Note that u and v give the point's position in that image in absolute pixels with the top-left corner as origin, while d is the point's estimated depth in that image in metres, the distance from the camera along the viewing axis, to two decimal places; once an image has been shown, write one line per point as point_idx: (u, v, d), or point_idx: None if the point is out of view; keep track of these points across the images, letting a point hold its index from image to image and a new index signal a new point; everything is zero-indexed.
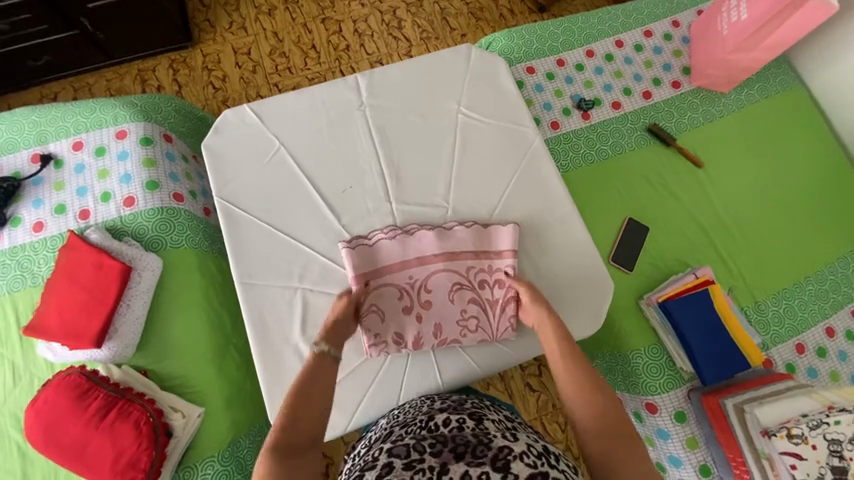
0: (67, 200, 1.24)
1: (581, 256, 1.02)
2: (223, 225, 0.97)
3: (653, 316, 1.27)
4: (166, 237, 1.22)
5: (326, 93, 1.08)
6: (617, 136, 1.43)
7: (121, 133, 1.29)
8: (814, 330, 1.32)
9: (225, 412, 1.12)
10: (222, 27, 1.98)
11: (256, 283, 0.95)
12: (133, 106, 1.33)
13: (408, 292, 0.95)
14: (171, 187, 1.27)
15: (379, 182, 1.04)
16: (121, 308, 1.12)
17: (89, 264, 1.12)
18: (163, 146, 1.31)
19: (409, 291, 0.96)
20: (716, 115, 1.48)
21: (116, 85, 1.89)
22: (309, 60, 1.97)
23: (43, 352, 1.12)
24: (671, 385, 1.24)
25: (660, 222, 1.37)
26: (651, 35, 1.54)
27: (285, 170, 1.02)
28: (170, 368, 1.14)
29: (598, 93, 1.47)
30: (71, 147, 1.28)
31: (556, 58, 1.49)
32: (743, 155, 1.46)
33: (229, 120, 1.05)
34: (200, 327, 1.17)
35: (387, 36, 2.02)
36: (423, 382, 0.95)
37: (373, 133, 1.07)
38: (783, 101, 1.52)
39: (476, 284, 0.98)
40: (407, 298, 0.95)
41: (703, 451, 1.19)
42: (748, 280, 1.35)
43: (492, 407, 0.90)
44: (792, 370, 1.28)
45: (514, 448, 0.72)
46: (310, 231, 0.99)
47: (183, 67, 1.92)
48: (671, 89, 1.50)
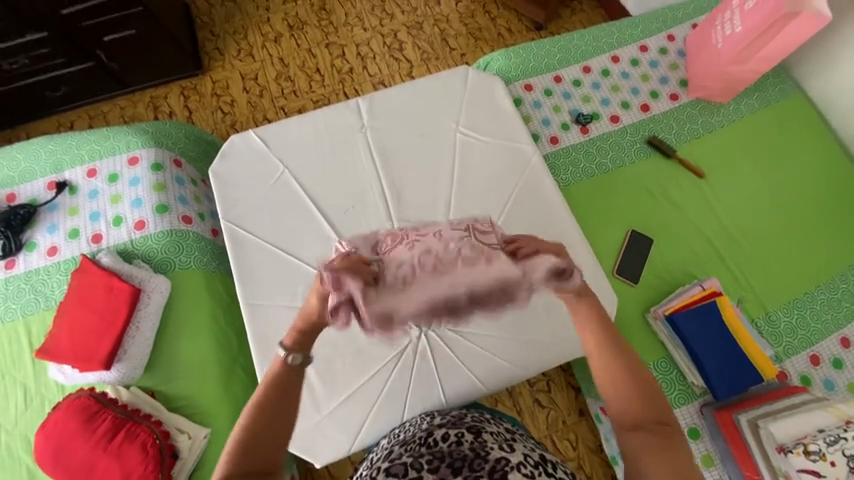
0: (80, 225, 1.28)
1: (583, 271, 1.03)
2: (229, 247, 1.00)
3: (661, 329, 1.25)
4: (175, 258, 1.25)
5: (328, 117, 1.12)
6: (617, 149, 1.45)
7: (133, 159, 1.34)
8: (828, 340, 1.29)
9: (231, 433, 1.12)
10: (230, 54, 2.06)
11: (262, 303, 0.97)
12: (144, 133, 1.39)
13: None
14: (180, 209, 1.31)
15: (380, 201, 1.06)
16: (131, 330, 1.15)
17: (100, 287, 1.15)
18: (173, 171, 1.35)
19: None
20: (716, 126, 1.49)
21: (129, 112, 1.97)
22: (314, 84, 2.03)
23: (54, 375, 1.14)
24: (682, 400, 1.21)
25: (664, 234, 1.37)
26: (647, 49, 1.57)
27: (289, 192, 1.05)
28: (177, 389, 1.14)
29: (596, 108, 1.49)
30: (85, 174, 1.33)
31: (553, 75, 1.52)
32: (745, 164, 1.45)
33: (236, 145, 1.09)
34: (208, 347, 1.18)
35: (389, 58, 2.09)
36: (427, 401, 0.95)
37: (374, 154, 1.09)
38: (783, 110, 1.52)
39: None
40: None
41: (719, 469, 1.15)
42: (757, 290, 1.33)
43: (492, 420, 0.89)
44: (807, 383, 1.24)
45: (511, 459, 0.71)
46: (314, 250, 1.01)
47: (193, 93, 2.00)
48: (669, 101, 1.51)
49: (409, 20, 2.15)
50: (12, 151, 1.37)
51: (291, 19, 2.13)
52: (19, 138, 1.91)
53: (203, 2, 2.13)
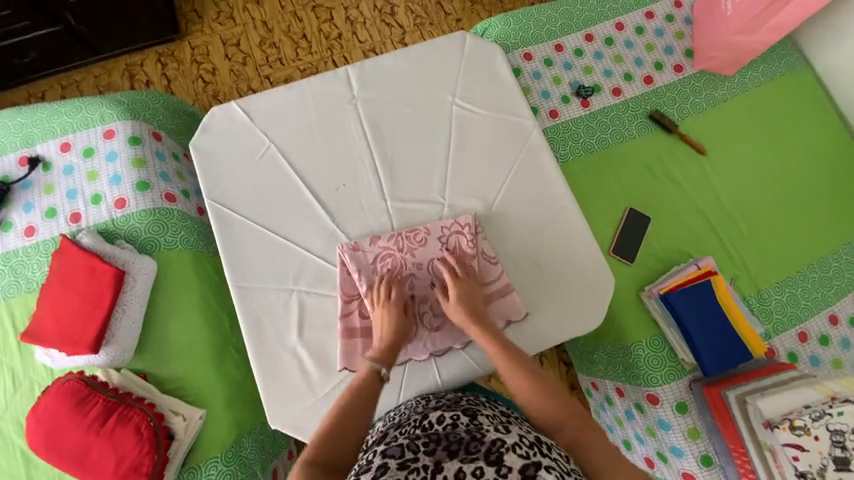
0: (57, 204, 1.22)
1: (581, 251, 1.00)
2: (215, 227, 0.95)
3: (655, 308, 1.26)
4: (159, 238, 1.20)
5: (316, 88, 1.05)
6: (618, 124, 1.40)
7: (109, 133, 1.26)
8: (817, 318, 1.31)
9: (227, 413, 1.12)
10: (210, 18, 1.92)
11: (251, 285, 0.93)
12: (119, 105, 1.30)
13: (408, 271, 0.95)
14: (163, 186, 1.24)
15: (373, 179, 1.01)
16: (117, 313, 1.11)
17: (82, 269, 1.11)
18: (152, 145, 1.28)
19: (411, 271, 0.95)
20: (720, 99, 1.44)
21: (105, 81, 1.85)
22: (301, 51, 1.91)
23: (41, 358, 1.11)
24: (672, 376, 1.24)
25: (662, 212, 1.35)
26: (653, 16, 1.48)
27: (276, 168, 1.00)
28: (169, 371, 1.13)
29: (598, 79, 1.42)
30: (58, 148, 1.25)
31: (554, 43, 1.44)
32: (747, 140, 1.42)
33: (216, 118, 1.02)
34: (199, 328, 1.16)
35: (380, 23, 1.96)
36: (422, 383, 0.94)
37: (366, 129, 1.03)
38: (789, 83, 1.47)
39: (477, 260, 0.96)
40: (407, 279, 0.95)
41: (704, 442, 1.20)
42: (751, 269, 1.33)
43: (488, 403, 0.89)
44: (794, 359, 1.27)
45: (506, 440, 0.71)
46: (304, 231, 0.97)
47: (172, 61, 1.87)
48: (673, 73, 1.45)
49: None
50: None
51: None
52: None
53: None
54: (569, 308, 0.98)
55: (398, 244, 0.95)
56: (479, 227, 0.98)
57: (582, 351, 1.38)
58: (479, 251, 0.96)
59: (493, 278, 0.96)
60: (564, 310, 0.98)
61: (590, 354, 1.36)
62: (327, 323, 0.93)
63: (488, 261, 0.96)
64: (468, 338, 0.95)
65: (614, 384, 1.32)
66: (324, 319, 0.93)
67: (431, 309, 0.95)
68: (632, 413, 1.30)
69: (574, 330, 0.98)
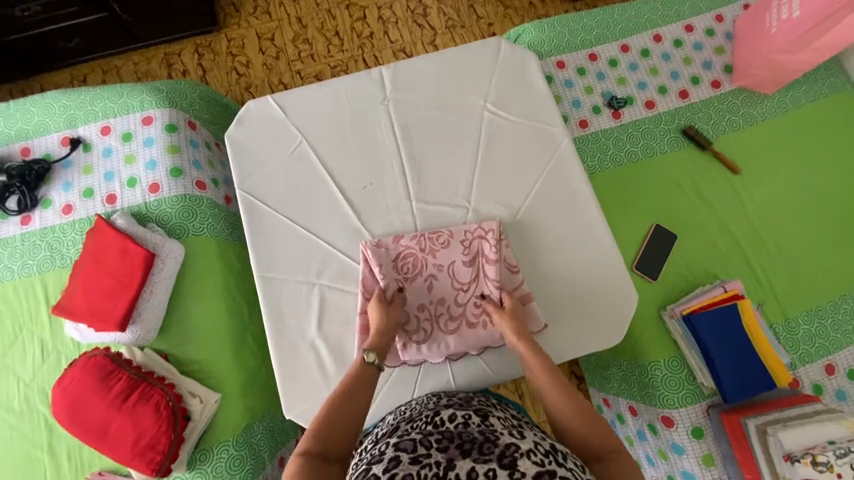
0: (94, 184, 1.26)
1: (605, 265, 0.98)
2: (244, 217, 0.98)
3: (676, 328, 1.23)
4: (188, 224, 1.24)
5: (350, 86, 1.06)
6: (649, 138, 1.37)
7: (147, 119, 1.30)
8: (847, 350, 1.26)
9: (241, 399, 1.15)
10: (247, 12, 1.96)
11: (275, 277, 0.95)
12: (159, 92, 1.34)
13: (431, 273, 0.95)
14: (194, 174, 1.28)
15: (400, 179, 1.02)
16: (145, 294, 1.15)
17: (115, 248, 1.15)
18: (187, 133, 1.32)
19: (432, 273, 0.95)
20: (758, 118, 1.40)
21: (143, 68, 1.91)
22: (332, 48, 1.94)
23: (70, 332, 1.16)
24: (690, 400, 1.21)
25: (689, 231, 1.32)
26: (692, 30, 1.45)
27: (307, 164, 1.01)
28: (189, 354, 1.16)
29: (631, 91, 1.40)
30: (99, 131, 1.30)
31: (588, 53, 1.42)
32: (783, 163, 1.37)
33: (252, 111, 1.04)
34: (220, 313, 1.19)
35: (412, 24, 1.97)
36: (436, 385, 0.95)
37: (395, 129, 1.04)
38: (832, 106, 1.42)
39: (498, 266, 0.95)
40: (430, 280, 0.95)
41: (719, 469, 1.17)
42: (779, 295, 1.28)
43: (498, 406, 0.89)
44: (819, 391, 1.23)
45: (521, 446, 0.70)
46: (330, 226, 0.98)
47: (208, 52, 1.92)
48: (710, 89, 1.41)
49: None
50: (25, 103, 1.34)
51: None
52: (33, 90, 1.88)
53: None
54: (589, 320, 0.97)
55: (422, 245, 0.95)
56: (503, 234, 0.98)
57: (597, 365, 1.36)
58: (501, 258, 0.96)
59: (514, 286, 0.95)
60: (584, 324, 0.97)
61: (605, 369, 1.34)
62: (346, 320, 0.94)
63: (510, 269, 0.96)
64: (484, 344, 0.94)
65: (627, 402, 1.30)
66: (343, 315, 0.94)
67: (448, 312, 0.95)
68: (644, 434, 1.27)
69: (594, 344, 0.96)
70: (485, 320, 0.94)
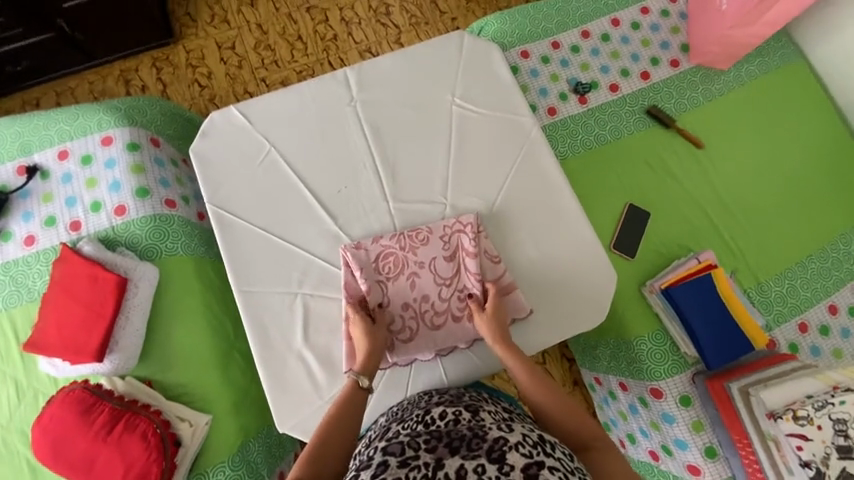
0: (57, 212, 1.21)
1: (583, 248, 1.00)
2: (217, 232, 0.95)
3: (656, 302, 1.26)
4: (160, 245, 1.20)
5: (316, 90, 1.04)
6: (616, 120, 1.40)
7: (107, 139, 1.25)
8: (817, 308, 1.32)
9: (233, 417, 1.13)
10: (204, 21, 1.91)
11: (256, 290, 0.93)
12: (117, 111, 1.29)
13: (413, 272, 0.95)
14: (162, 192, 1.24)
15: (374, 180, 1.01)
16: (120, 321, 1.11)
17: (84, 277, 1.10)
18: (151, 151, 1.27)
19: (415, 272, 0.95)
20: (716, 93, 1.45)
21: (99, 87, 1.83)
22: (296, 53, 1.91)
23: (45, 368, 1.11)
24: (675, 370, 1.25)
25: (661, 207, 1.35)
26: (648, 12, 1.49)
27: (277, 173, 0.99)
28: (174, 378, 1.13)
29: (595, 76, 1.43)
30: (56, 157, 1.25)
31: (550, 41, 1.44)
32: (743, 133, 1.43)
33: (216, 124, 1.01)
34: (203, 333, 1.16)
35: (376, 23, 1.96)
36: (429, 383, 0.94)
37: (366, 130, 1.03)
38: (784, 76, 1.48)
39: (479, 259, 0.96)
40: (411, 280, 0.95)
41: (708, 434, 1.22)
42: (751, 261, 1.34)
43: (489, 399, 0.89)
44: (795, 349, 1.29)
45: (509, 439, 0.71)
46: (307, 234, 0.97)
47: (167, 65, 1.86)
48: (670, 68, 1.45)
49: None
50: None
51: None
52: None
53: None
54: (572, 302, 0.98)
55: (402, 244, 0.95)
56: (481, 225, 0.98)
57: (586, 346, 1.40)
58: (482, 249, 0.96)
59: (497, 278, 0.96)
60: (568, 307, 0.98)
61: (593, 350, 1.38)
62: (332, 326, 0.93)
63: (491, 259, 0.96)
64: (471, 336, 0.94)
65: (617, 379, 1.33)
66: (329, 322, 0.93)
67: (432, 308, 0.94)
68: (636, 407, 1.31)
69: (577, 326, 0.98)
70: (470, 314, 0.95)
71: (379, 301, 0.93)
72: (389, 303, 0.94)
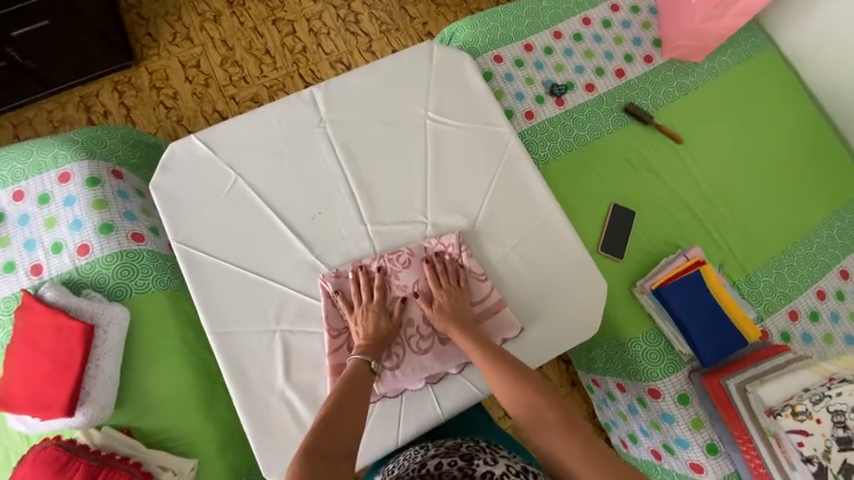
0: (15, 257, 1.14)
1: (569, 257, 0.97)
2: (185, 271, 0.90)
3: (648, 303, 1.25)
4: (130, 283, 1.14)
5: (281, 112, 0.99)
6: (595, 120, 1.38)
7: (65, 176, 1.18)
8: (805, 295, 1.32)
9: (221, 459, 1.09)
10: (166, 40, 1.83)
11: (230, 330, 0.88)
12: (74, 144, 1.22)
13: (397, 297, 0.91)
14: (128, 227, 1.18)
15: (350, 203, 0.97)
16: (91, 370, 1.04)
17: (47, 327, 1.03)
18: (114, 184, 1.21)
19: (400, 297, 0.91)
20: (692, 86, 1.44)
21: (59, 116, 1.75)
22: (265, 67, 1.85)
23: (13, 425, 1.04)
24: (671, 369, 1.23)
25: (645, 206, 1.34)
26: (618, 8, 1.47)
27: (246, 203, 0.94)
28: (155, 423, 1.08)
29: (570, 77, 1.41)
30: (11, 198, 1.17)
31: (523, 43, 1.41)
32: (721, 124, 1.42)
33: (177, 155, 0.95)
34: (184, 374, 1.12)
35: (345, 33, 1.91)
36: (421, 418, 0.88)
37: (337, 151, 0.99)
38: (757, 64, 1.48)
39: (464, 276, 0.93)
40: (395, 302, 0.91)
41: (708, 430, 1.20)
42: (737, 253, 1.33)
43: (489, 448, 0.79)
44: (787, 338, 1.28)
45: (495, 471, 0.72)
46: (282, 266, 0.92)
47: (130, 89, 1.78)
48: (644, 64, 1.44)
49: None
50: None
51: None
52: None
53: None
54: (562, 316, 0.95)
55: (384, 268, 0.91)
56: (464, 244, 0.94)
57: (581, 350, 1.38)
58: (466, 269, 0.93)
59: (483, 296, 0.93)
60: (558, 319, 0.95)
61: (590, 353, 1.36)
62: (314, 361, 0.88)
63: (478, 279, 0.93)
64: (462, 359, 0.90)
65: (614, 380, 1.33)
66: (311, 356, 0.88)
67: (418, 332, 0.90)
68: (635, 408, 1.30)
69: (569, 340, 0.95)
70: None
71: None
72: None
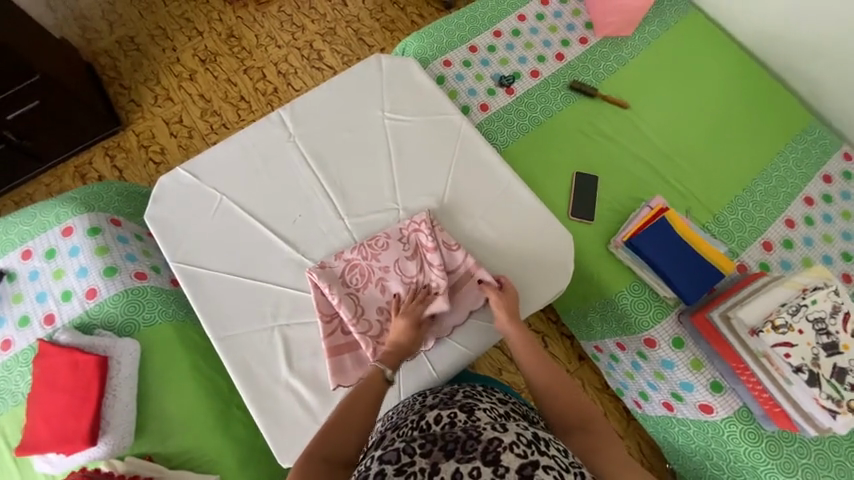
0: (29, 310, 1.21)
1: (534, 218, 1.06)
2: (185, 287, 0.97)
3: (625, 256, 1.32)
4: (137, 317, 1.21)
5: (255, 135, 1.10)
6: (545, 101, 1.50)
7: (67, 230, 1.28)
8: (775, 226, 1.38)
9: (242, 473, 1.13)
10: (148, 103, 1.99)
11: (233, 334, 0.94)
12: (73, 201, 1.32)
13: (382, 278, 0.97)
14: (131, 267, 1.26)
15: (327, 203, 1.06)
16: (108, 401, 1.10)
17: (64, 366, 1.09)
18: (113, 231, 1.30)
19: (384, 277, 0.97)
20: (627, 58, 1.57)
21: (57, 187, 1.87)
22: (242, 112, 2.00)
23: (41, 467, 1.09)
24: (661, 315, 1.28)
25: (606, 169, 1.43)
26: (548, 2, 1.62)
27: (233, 217, 1.03)
28: (175, 447, 1.13)
29: (515, 67, 1.53)
30: (20, 258, 1.26)
31: (468, 46, 1.55)
32: (662, 86, 1.54)
33: (166, 187, 1.06)
34: (197, 396, 1.17)
35: (311, 69, 2.08)
36: (420, 381, 0.95)
37: (309, 161, 1.09)
38: (684, 28, 1.61)
39: (440, 247, 0.99)
40: (380, 284, 0.97)
41: (709, 369, 1.23)
42: (702, 198, 1.41)
43: (484, 392, 0.90)
44: (766, 268, 1.34)
45: (504, 439, 0.71)
46: (272, 268, 1.00)
47: (120, 151, 1.92)
48: (580, 45, 1.57)
49: (322, 28, 2.14)
50: None
51: (201, 53, 2.08)
52: None
53: (105, 57, 2.05)
54: (538, 270, 1.02)
55: (365, 253, 0.98)
56: (433, 220, 1.01)
57: (577, 317, 1.44)
58: (439, 241, 0.99)
59: (459, 263, 0.98)
60: (534, 274, 1.02)
61: (585, 318, 1.41)
62: (315, 350, 0.94)
63: (449, 248, 0.99)
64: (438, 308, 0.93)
65: (614, 340, 1.36)
66: (310, 345, 0.94)
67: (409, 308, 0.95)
68: (638, 363, 1.33)
69: (548, 291, 1.02)
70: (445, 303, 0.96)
71: (356, 310, 0.94)
72: (369, 310, 0.95)
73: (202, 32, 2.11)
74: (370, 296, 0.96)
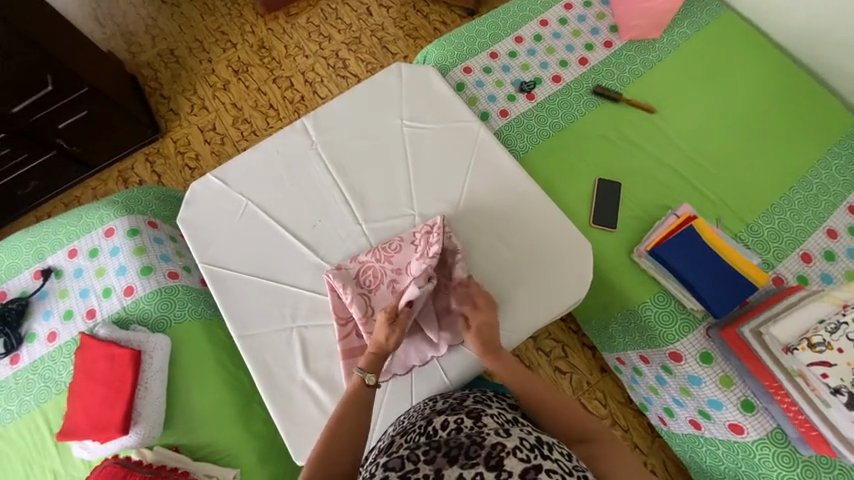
0: (72, 305, 1.31)
1: (551, 226, 1.05)
2: (212, 287, 1.02)
3: (649, 266, 1.27)
4: (169, 314, 1.28)
5: (280, 143, 1.15)
6: (567, 106, 1.48)
7: (109, 231, 1.37)
8: (815, 236, 1.30)
9: (261, 468, 1.17)
10: (184, 111, 2.11)
11: (254, 333, 0.99)
12: (115, 204, 1.41)
13: (395, 281, 0.98)
14: (164, 266, 1.34)
15: (345, 208, 1.09)
16: (140, 392, 1.17)
17: (102, 358, 1.17)
18: (150, 232, 1.38)
19: (397, 280, 0.98)
20: (655, 61, 1.52)
21: (101, 190, 2.02)
22: (270, 120, 2.09)
23: (79, 452, 1.17)
24: (688, 328, 1.22)
25: (629, 176, 1.39)
26: (572, 7, 1.60)
27: (257, 221, 1.08)
28: (199, 439, 1.18)
29: (536, 73, 1.52)
30: (67, 256, 1.37)
31: (488, 52, 1.55)
32: (691, 89, 1.48)
33: (197, 193, 1.11)
34: (220, 391, 1.22)
35: (336, 78, 2.14)
36: (432, 386, 0.96)
37: (329, 168, 1.12)
38: (717, 29, 1.55)
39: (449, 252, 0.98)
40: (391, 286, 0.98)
41: (740, 386, 1.16)
42: (733, 205, 1.34)
43: (494, 397, 0.90)
44: (805, 281, 1.26)
45: (507, 444, 0.70)
46: (292, 271, 1.03)
47: (158, 158, 2.05)
48: (604, 49, 1.54)
49: (347, 37, 2.20)
50: None
51: (234, 64, 2.18)
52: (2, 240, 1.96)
53: (147, 69, 2.19)
54: (553, 278, 1.01)
55: (380, 258, 1.00)
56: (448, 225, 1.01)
57: (598, 328, 1.41)
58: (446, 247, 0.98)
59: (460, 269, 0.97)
60: (549, 282, 1.01)
61: (607, 329, 1.38)
62: (330, 352, 0.97)
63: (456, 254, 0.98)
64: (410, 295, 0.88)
65: (637, 352, 1.32)
66: (325, 347, 0.97)
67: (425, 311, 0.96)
68: (662, 377, 1.28)
69: (563, 302, 1.00)
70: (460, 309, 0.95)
71: (366, 310, 0.96)
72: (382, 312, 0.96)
73: (235, 44, 2.22)
74: (383, 299, 0.97)
